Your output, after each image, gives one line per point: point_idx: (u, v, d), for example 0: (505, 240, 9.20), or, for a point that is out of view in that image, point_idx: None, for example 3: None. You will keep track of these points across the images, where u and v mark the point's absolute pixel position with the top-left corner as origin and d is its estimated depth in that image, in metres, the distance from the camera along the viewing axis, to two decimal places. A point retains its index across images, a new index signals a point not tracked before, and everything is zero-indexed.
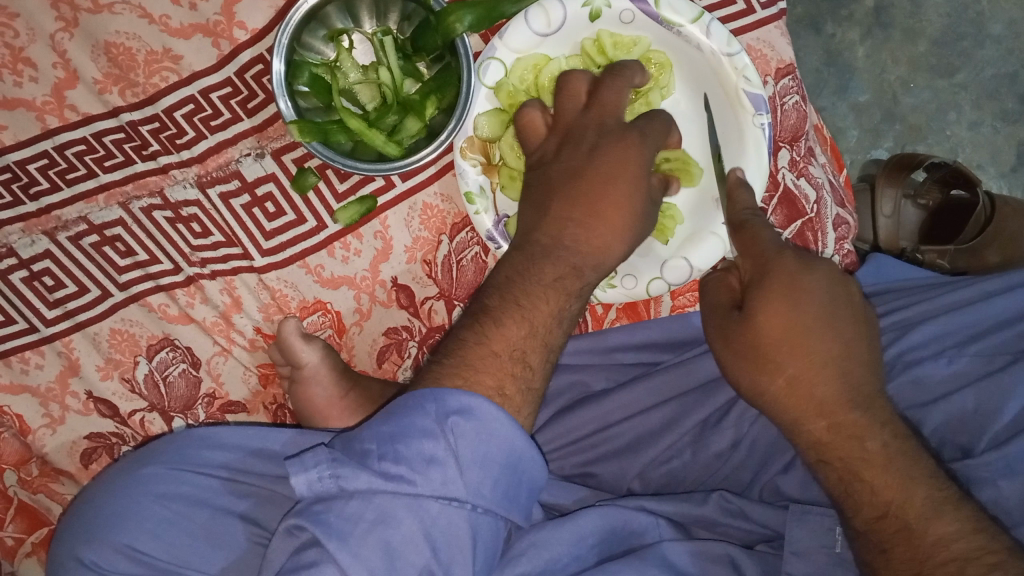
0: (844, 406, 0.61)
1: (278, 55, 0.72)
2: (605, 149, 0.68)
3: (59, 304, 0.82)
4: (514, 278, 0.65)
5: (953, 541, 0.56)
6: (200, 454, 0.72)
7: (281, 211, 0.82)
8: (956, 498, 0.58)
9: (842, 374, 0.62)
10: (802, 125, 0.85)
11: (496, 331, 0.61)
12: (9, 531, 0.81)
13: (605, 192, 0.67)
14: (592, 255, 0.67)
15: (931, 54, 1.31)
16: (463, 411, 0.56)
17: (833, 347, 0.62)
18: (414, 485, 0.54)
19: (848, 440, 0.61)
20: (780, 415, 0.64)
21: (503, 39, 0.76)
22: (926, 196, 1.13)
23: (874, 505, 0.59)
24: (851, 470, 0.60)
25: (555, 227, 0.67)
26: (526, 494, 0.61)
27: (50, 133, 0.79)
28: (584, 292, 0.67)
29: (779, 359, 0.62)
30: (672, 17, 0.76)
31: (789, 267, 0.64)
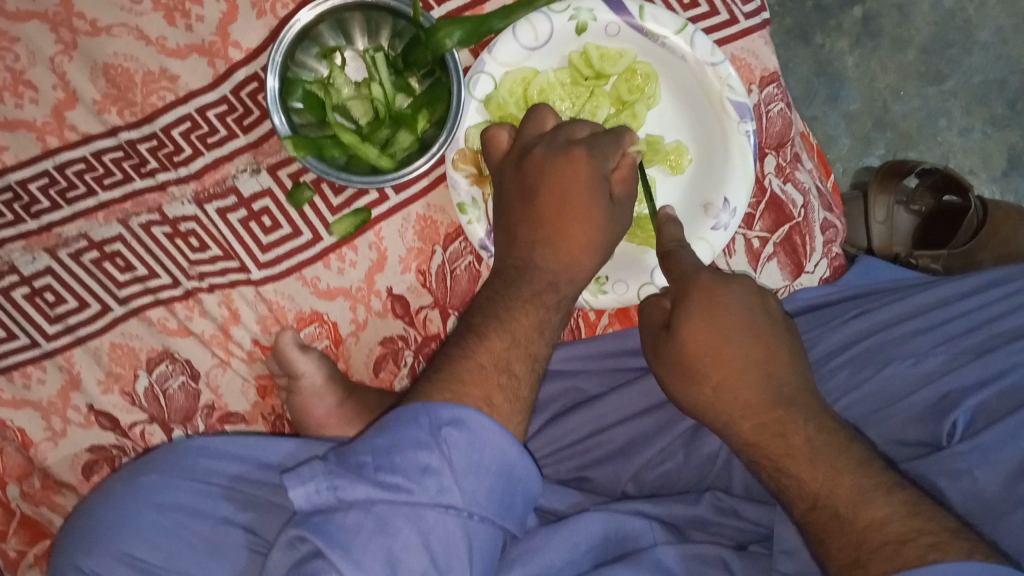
0: (767, 407, 0.62)
1: (272, 71, 0.75)
2: (553, 169, 0.68)
3: (60, 320, 0.83)
4: (494, 298, 0.67)
5: (884, 524, 0.53)
6: (202, 463, 0.73)
7: (277, 224, 0.83)
8: (889, 483, 0.55)
9: (766, 376, 0.63)
10: (788, 131, 0.86)
11: (482, 345, 0.63)
12: (11, 544, 0.82)
13: (565, 207, 0.68)
14: (565, 271, 0.69)
15: (920, 61, 1.32)
16: (455, 423, 0.58)
17: (754, 352, 0.64)
18: (411, 494, 0.55)
19: (775, 437, 0.60)
20: (715, 426, 0.65)
21: (492, 53, 0.77)
22: (918, 202, 1.14)
23: (805, 496, 0.57)
24: (779, 466, 0.60)
25: (524, 249, 0.69)
26: (521, 503, 0.61)
27: (51, 153, 0.81)
28: (562, 305, 0.69)
29: (701, 367, 0.64)
30: (656, 29, 0.78)
31: (706, 281, 0.66)
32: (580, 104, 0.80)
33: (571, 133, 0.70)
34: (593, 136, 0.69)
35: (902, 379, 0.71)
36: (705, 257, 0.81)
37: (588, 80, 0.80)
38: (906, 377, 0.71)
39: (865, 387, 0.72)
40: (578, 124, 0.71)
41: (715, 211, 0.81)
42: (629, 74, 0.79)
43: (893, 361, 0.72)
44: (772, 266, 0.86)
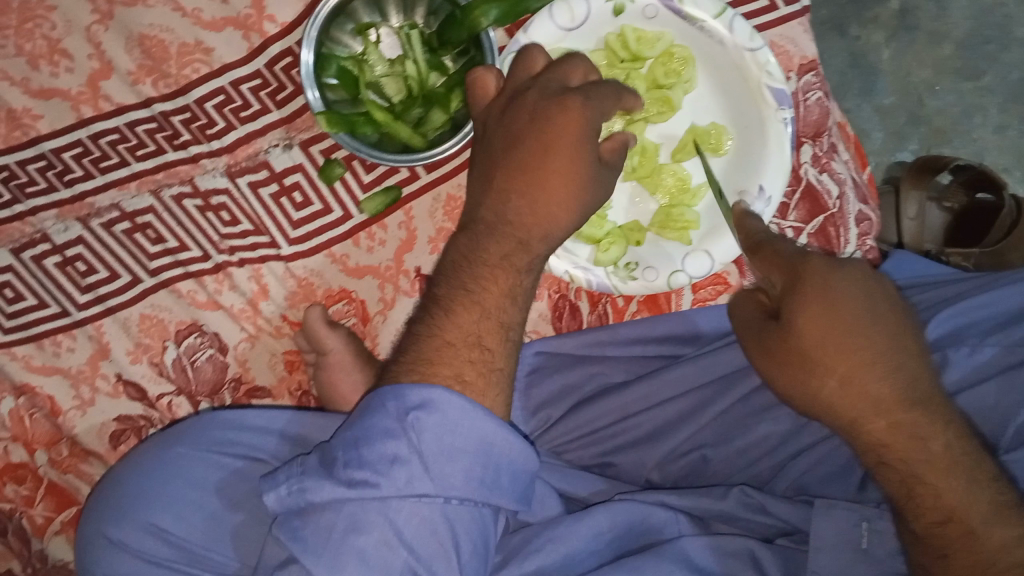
0: (902, 405, 0.59)
1: (306, 46, 0.75)
2: (540, 119, 0.62)
3: (91, 289, 0.84)
4: (461, 262, 0.63)
5: (1015, 547, 0.55)
6: (225, 435, 0.72)
7: (308, 200, 0.83)
8: (1012, 503, 0.57)
9: (895, 371, 0.60)
10: (825, 121, 0.85)
11: (449, 321, 0.61)
12: (38, 511, 0.84)
13: (546, 158, 0.62)
14: (539, 227, 0.63)
15: (957, 56, 1.30)
16: (423, 406, 0.57)
17: (880, 345, 0.60)
18: (379, 489, 0.56)
19: (911, 440, 0.59)
20: (833, 419, 0.62)
21: (527, 34, 0.76)
22: (950, 199, 1.12)
23: (937, 507, 0.58)
24: (915, 474, 0.59)
25: (498, 199, 0.63)
26: (510, 478, 0.61)
27: (85, 122, 0.82)
28: (534, 265, 0.64)
29: (826, 361, 0.60)
30: (694, 13, 0.77)
31: (825, 271, 0.61)
32: None
33: (564, 79, 0.64)
34: (586, 85, 0.63)
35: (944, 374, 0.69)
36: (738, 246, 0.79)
37: (626, 62, 0.79)
38: (960, 369, 0.71)
39: None
40: (571, 68, 0.65)
41: (749, 199, 0.79)
42: (666, 58, 0.79)
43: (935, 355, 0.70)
44: None
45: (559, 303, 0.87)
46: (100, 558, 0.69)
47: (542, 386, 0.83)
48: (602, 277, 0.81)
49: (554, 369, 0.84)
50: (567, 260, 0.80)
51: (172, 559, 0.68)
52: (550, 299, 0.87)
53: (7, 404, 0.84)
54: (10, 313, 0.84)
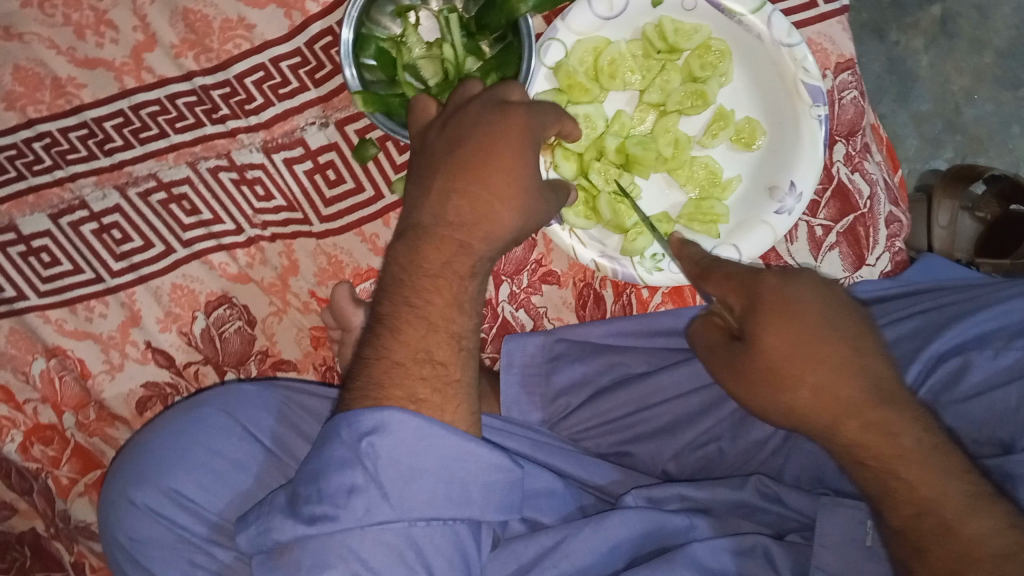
0: (869, 404, 0.57)
1: (347, 24, 0.75)
2: (484, 121, 0.62)
3: (125, 257, 0.85)
4: (402, 275, 0.61)
5: (989, 537, 0.52)
6: (249, 412, 0.73)
7: (341, 178, 0.84)
8: (989, 493, 0.55)
9: (860, 372, 0.57)
10: (860, 120, 0.84)
11: (397, 338, 0.60)
12: (65, 471, 0.86)
13: (484, 158, 0.61)
14: (478, 230, 0.61)
15: (997, 65, 1.29)
16: (376, 430, 0.56)
17: (841, 350, 0.58)
18: (339, 520, 0.56)
19: (883, 436, 0.56)
20: (808, 428, 0.59)
21: (566, 21, 0.77)
22: (985, 208, 1.11)
23: (911, 501, 0.55)
24: (887, 471, 0.56)
25: (436, 204, 0.62)
26: (482, 490, 0.60)
27: (127, 93, 0.83)
28: (480, 269, 0.62)
29: (794, 371, 0.58)
30: (733, 6, 0.77)
31: (777, 284, 0.60)
32: (651, 77, 0.81)
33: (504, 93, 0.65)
34: (533, 102, 0.65)
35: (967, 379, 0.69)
36: (767, 240, 0.80)
37: (660, 53, 0.80)
38: (983, 372, 0.68)
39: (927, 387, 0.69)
40: (510, 86, 0.66)
41: (780, 195, 0.80)
42: (703, 50, 0.79)
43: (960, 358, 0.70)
44: (833, 256, 0.86)
45: (583, 291, 0.88)
46: (122, 519, 0.70)
47: (563, 373, 0.83)
48: (628, 267, 0.81)
49: (574, 357, 0.83)
50: (594, 248, 0.80)
51: (190, 525, 0.69)
52: (574, 287, 0.88)
53: (39, 365, 0.86)
54: (45, 277, 0.86)
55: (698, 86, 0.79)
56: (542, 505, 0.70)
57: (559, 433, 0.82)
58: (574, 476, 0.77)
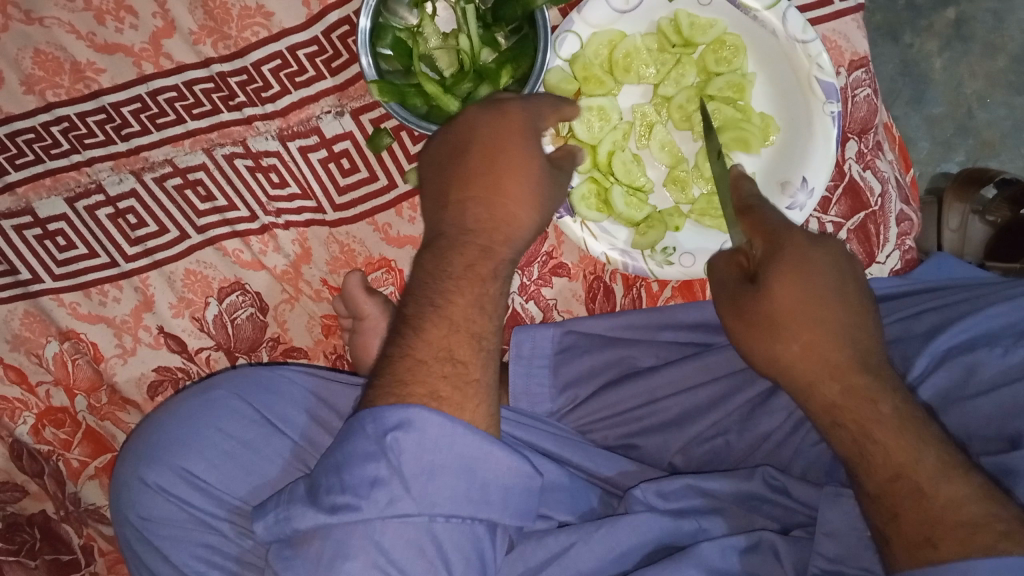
0: (856, 370, 0.59)
1: (365, 14, 0.75)
2: (483, 124, 0.65)
3: (139, 242, 0.86)
4: (427, 280, 0.63)
5: (964, 505, 0.53)
6: (266, 398, 0.73)
7: (355, 168, 0.85)
8: (965, 465, 0.55)
9: (853, 341, 0.60)
10: (873, 118, 0.85)
11: (419, 339, 0.60)
12: (76, 454, 0.88)
13: (497, 159, 0.64)
14: (503, 234, 0.64)
15: (1011, 70, 1.29)
16: (401, 425, 0.56)
17: (843, 313, 0.61)
18: (360, 511, 0.55)
19: (864, 402, 0.58)
20: (794, 384, 0.62)
21: (581, 14, 0.77)
22: (995, 212, 1.10)
23: (886, 467, 0.56)
24: (865, 432, 0.58)
25: (457, 211, 0.64)
26: (501, 493, 0.60)
27: (145, 79, 0.84)
28: (501, 271, 0.64)
29: (792, 325, 0.61)
30: (748, 2, 0.77)
31: (799, 240, 0.63)
32: (666, 71, 0.81)
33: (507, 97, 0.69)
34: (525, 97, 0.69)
35: (980, 373, 0.68)
36: None
37: (676, 47, 0.80)
38: (993, 369, 0.68)
39: (934, 382, 0.70)
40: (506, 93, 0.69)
41: (791, 191, 0.80)
42: (717, 45, 0.79)
43: (971, 354, 0.70)
44: None
45: (593, 284, 0.89)
46: (134, 500, 0.71)
47: (572, 365, 0.83)
48: (639, 260, 0.81)
49: (584, 350, 0.84)
50: (604, 240, 0.81)
51: (201, 505, 0.70)
52: (584, 279, 0.89)
53: (52, 348, 0.87)
54: (60, 261, 0.86)
55: (739, 78, 0.80)
56: (556, 501, 0.70)
57: (568, 425, 0.82)
58: (580, 467, 0.77)
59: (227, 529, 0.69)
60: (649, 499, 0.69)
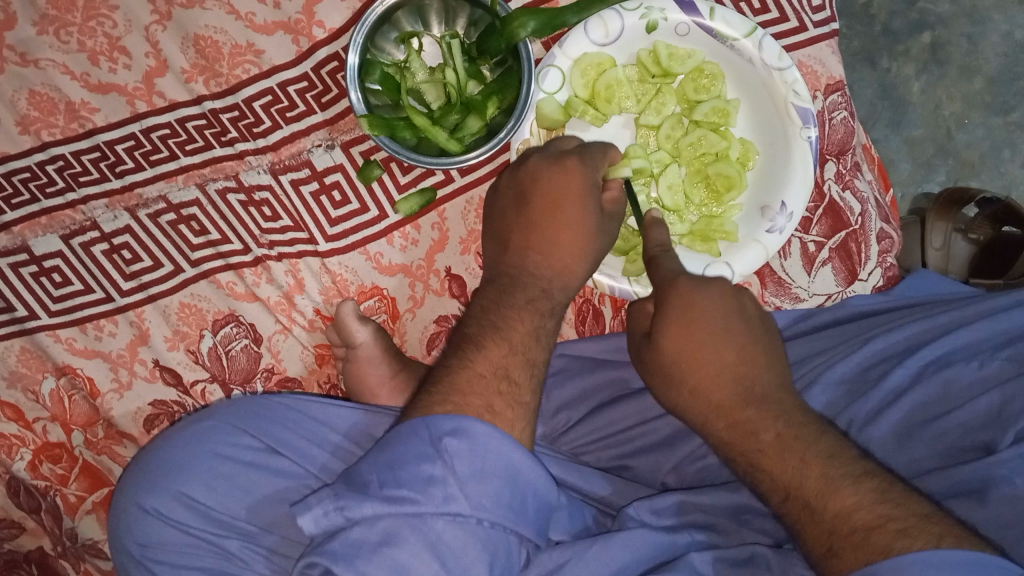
0: (740, 406, 0.62)
1: (352, 50, 0.77)
2: (546, 176, 0.70)
3: (135, 277, 0.87)
4: (488, 308, 0.69)
5: (854, 511, 0.53)
6: (274, 421, 0.74)
7: (346, 199, 0.86)
8: (857, 473, 0.55)
9: (738, 378, 0.63)
10: (850, 140, 0.87)
11: (479, 355, 0.64)
12: (72, 489, 0.88)
13: (555, 217, 0.70)
14: (557, 276, 0.71)
15: (987, 91, 1.32)
16: (455, 432, 0.59)
17: (738, 355, 0.64)
18: (417, 504, 0.56)
19: (746, 435, 0.60)
20: (693, 424, 0.65)
21: (562, 47, 0.80)
22: (976, 231, 1.12)
23: (778, 490, 0.58)
24: (752, 462, 0.60)
25: (518, 257, 0.72)
26: (535, 509, 0.62)
27: (139, 117, 0.85)
28: (557, 310, 0.70)
29: (680, 372, 0.65)
30: (726, 30, 0.79)
31: (683, 287, 0.67)
32: (647, 101, 0.83)
33: (562, 145, 0.74)
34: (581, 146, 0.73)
35: (960, 382, 0.70)
36: (759, 258, 0.83)
37: (656, 77, 0.83)
38: (967, 380, 0.70)
39: (914, 395, 0.71)
40: (569, 139, 0.75)
41: (772, 214, 0.83)
42: (696, 74, 0.82)
43: (954, 365, 0.71)
44: (827, 271, 0.88)
45: (583, 307, 0.90)
46: (132, 526, 0.72)
47: (563, 389, 0.85)
48: (625, 283, 0.83)
49: (575, 373, 0.86)
50: None
51: (201, 527, 0.70)
52: (574, 303, 0.90)
53: (49, 384, 0.88)
54: (56, 297, 0.87)
55: (723, 103, 0.81)
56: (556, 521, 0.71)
57: (560, 448, 0.83)
58: (576, 488, 0.78)
59: (229, 548, 0.70)
60: (641, 516, 0.70)
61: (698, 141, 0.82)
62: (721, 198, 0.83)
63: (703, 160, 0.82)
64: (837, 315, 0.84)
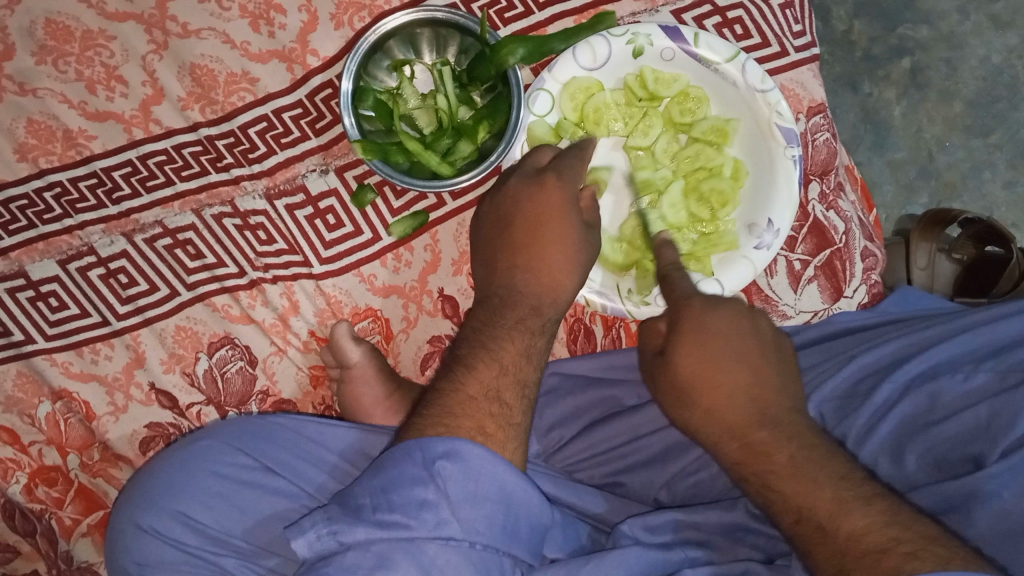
0: (753, 427, 0.63)
1: (346, 76, 0.79)
2: (526, 196, 0.72)
3: (131, 301, 0.88)
4: (479, 329, 0.70)
5: (863, 534, 0.54)
6: (268, 443, 0.75)
7: (340, 222, 0.88)
8: (868, 495, 0.56)
9: (753, 400, 0.65)
10: (833, 160, 0.90)
11: (473, 377, 0.65)
12: (67, 512, 0.89)
13: (538, 235, 0.72)
14: (546, 295, 0.72)
15: (967, 114, 1.35)
16: (448, 455, 0.59)
17: (749, 374, 0.66)
18: (410, 529, 0.57)
19: (758, 456, 0.62)
20: (705, 445, 0.67)
21: (551, 73, 0.82)
22: (960, 250, 1.15)
23: (789, 511, 0.59)
24: (765, 482, 0.61)
25: (506, 276, 0.73)
26: (527, 530, 0.63)
27: (136, 144, 0.87)
28: (547, 328, 0.72)
29: (693, 393, 0.67)
30: (710, 55, 0.82)
31: (696, 308, 0.69)
32: (634, 124, 0.85)
33: (537, 162, 0.76)
34: (557, 158, 0.75)
35: (946, 394, 0.72)
36: (748, 274, 0.84)
37: (643, 101, 0.85)
38: (953, 393, 0.71)
39: (900, 409, 0.73)
40: (543, 152, 0.77)
41: (758, 231, 0.84)
42: (682, 97, 0.84)
43: (941, 377, 0.73)
44: (812, 288, 0.90)
45: (574, 325, 0.92)
46: (130, 543, 0.73)
47: (555, 407, 0.86)
48: (617, 302, 0.84)
49: (567, 391, 0.87)
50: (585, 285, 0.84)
51: (197, 545, 0.71)
52: (566, 323, 0.92)
53: (45, 408, 0.88)
54: (53, 321, 0.88)
55: (720, 122, 0.84)
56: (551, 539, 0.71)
57: (554, 465, 0.84)
58: (570, 505, 0.80)
59: (225, 565, 0.70)
60: (635, 532, 0.72)
61: (695, 155, 0.84)
62: (719, 213, 0.85)
63: (697, 175, 0.85)
64: (822, 332, 0.86)
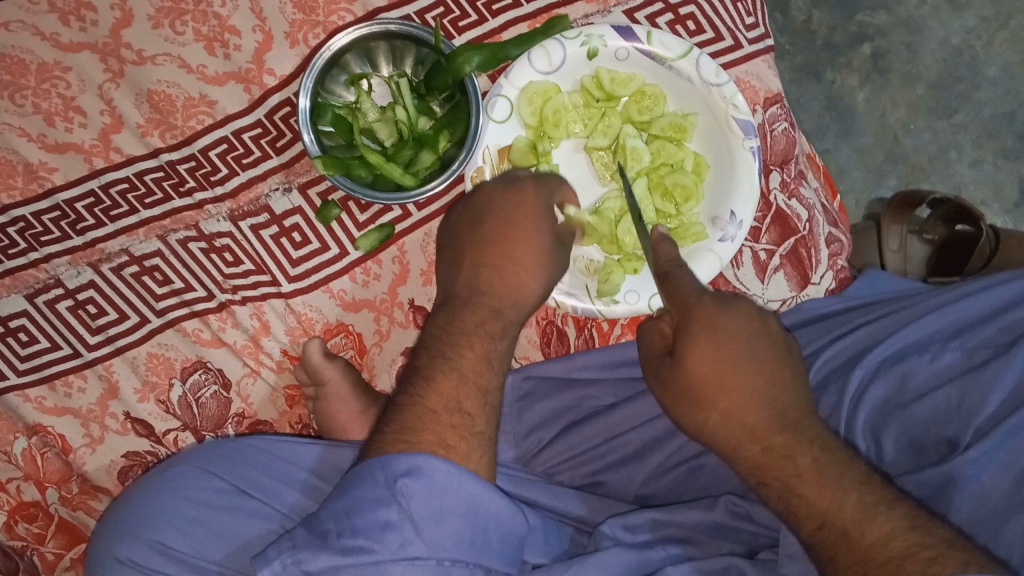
0: (774, 430, 0.62)
1: (303, 93, 0.79)
2: (501, 198, 0.74)
3: (101, 330, 0.88)
4: (438, 335, 0.69)
5: (889, 541, 0.54)
6: (241, 466, 0.75)
7: (307, 239, 0.88)
8: (890, 498, 0.56)
9: (769, 402, 0.63)
10: (792, 149, 0.90)
11: (432, 389, 0.65)
12: (49, 547, 0.88)
13: (510, 233, 0.72)
14: (507, 296, 0.72)
15: (930, 96, 1.36)
16: (411, 473, 0.59)
17: (758, 376, 0.64)
18: (374, 554, 0.57)
19: (782, 460, 0.61)
20: (720, 448, 0.65)
21: (508, 78, 0.82)
22: (931, 231, 1.16)
23: (812, 516, 0.58)
24: (788, 486, 0.60)
25: (471, 273, 0.72)
26: (499, 539, 0.62)
27: (97, 173, 0.87)
28: (508, 330, 0.72)
29: (709, 395, 0.65)
30: (663, 53, 0.82)
31: (707, 308, 0.67)
32: (593, 125, 0.86)
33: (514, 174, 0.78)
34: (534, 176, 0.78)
35: (917, 375, 0.72)
36: (714, 267, 0.84)
37: (600, 102, 0.86)
38: (923, 375, 0.72)
39: (873, 395, 0.73)
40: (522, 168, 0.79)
41: (721, 224, 0.85)
42: (638, 96, 0.85)
43: (911, 359, 0.73)
44: (779, 277, 0.91)
45: (547, 328, 0.92)
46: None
47: (532, 411, 0.86)
48: (587, 302, 0.85)
49: (544, 394, 0.87)
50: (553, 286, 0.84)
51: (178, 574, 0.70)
52: (538, 325, 0.92)
53: (21, 444, 0.88)
54: (23, 356, 0.88)
55: (678, 118, 0.85)
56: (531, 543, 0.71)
57: (534, 469, 0.84)
58: (548, 507, 0.79)
59: None
60: (616, 533, 0.71)
61: (656, 153, 0.85)
62: (683, 208, 0.85)
63: (661, 172, 0.85)
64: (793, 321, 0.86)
